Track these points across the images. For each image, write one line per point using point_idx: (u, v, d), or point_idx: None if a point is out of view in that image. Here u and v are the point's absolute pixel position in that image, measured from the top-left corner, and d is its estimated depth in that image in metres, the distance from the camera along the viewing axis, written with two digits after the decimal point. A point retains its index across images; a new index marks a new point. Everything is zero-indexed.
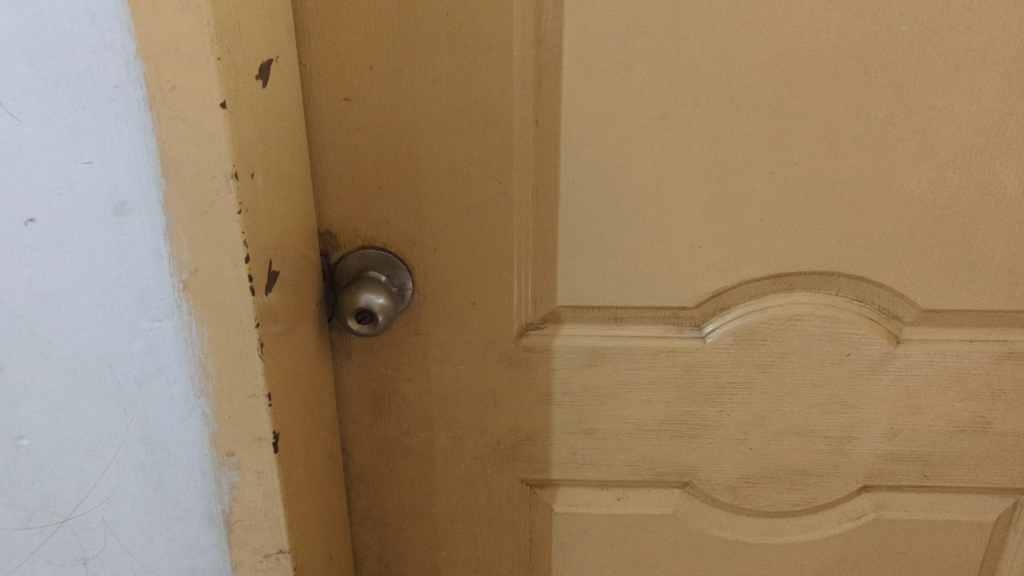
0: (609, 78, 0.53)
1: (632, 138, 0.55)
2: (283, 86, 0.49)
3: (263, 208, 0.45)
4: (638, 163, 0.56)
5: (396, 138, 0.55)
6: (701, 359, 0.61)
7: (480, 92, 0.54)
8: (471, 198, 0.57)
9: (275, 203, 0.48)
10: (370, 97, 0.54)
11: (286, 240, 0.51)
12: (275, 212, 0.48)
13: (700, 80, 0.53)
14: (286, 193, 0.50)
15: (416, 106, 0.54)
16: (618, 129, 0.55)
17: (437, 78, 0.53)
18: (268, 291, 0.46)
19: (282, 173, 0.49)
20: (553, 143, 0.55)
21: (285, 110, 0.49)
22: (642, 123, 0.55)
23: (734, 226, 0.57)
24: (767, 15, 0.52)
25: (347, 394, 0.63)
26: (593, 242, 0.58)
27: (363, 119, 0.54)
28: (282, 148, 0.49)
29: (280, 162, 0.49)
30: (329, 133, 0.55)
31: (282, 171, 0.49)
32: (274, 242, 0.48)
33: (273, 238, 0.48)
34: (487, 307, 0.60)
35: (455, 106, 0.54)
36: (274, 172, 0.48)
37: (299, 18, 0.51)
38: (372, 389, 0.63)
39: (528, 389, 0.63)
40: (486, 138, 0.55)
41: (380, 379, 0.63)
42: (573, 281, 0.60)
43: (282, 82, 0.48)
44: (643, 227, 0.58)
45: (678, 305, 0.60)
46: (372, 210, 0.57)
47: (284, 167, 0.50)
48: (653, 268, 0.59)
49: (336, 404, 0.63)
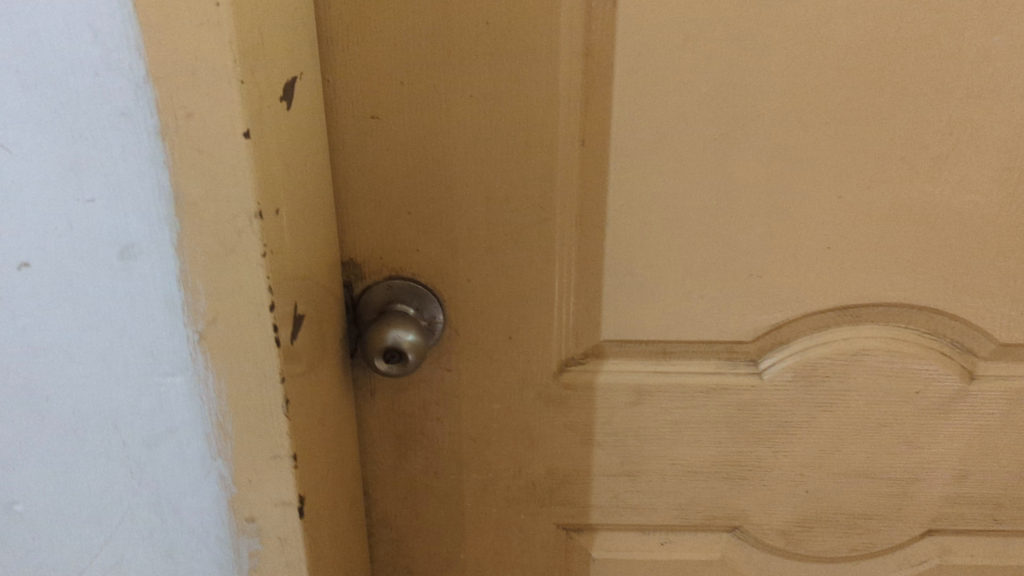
0: (665, 95, 0.48)
1: (688, 160, 0.50)
2: (306, 106, 0.43)
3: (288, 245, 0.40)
4: (694, 186, 0.51)
5: (428, 159, 0.50)
6: (757, 397, 0.56)
7: (521, 110, 0.48)
8: (508, 225, 0.52)
9: (298, 237, 0.43)
10: (401, 115, 0.49)
11: (309, 276, 0.46)
12: (298, 248, 0.43)
13: (766, 96, 0.48)
14: (309, 225, 0.45)
15: (451, 125, 0.49)
16: (673, 149, 0.50)
17: (475, 94, 0.48)
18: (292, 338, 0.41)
19: (305, 202, 0.44)
20: (601, 165, 0.50)
21: (309, 132, 0.44)
22: (700, 144, 0.50)
23: (797, 254, 0.52)
24: (841, 26, 0.47)
25: (370, 434, 0.58)
26: (642, 272, 0.53)
27: (391, 139, 0.49)
28: (306, 174, 0.44)
29: (303, 191, 0.44)
30: (354, 154, 0.50)
31: (306, 201, 0.44)
32: (297, 282, 0.43)
33: (297, 277, 0.43)
34: (525, 342, 0.55)
35: (493, 126, 0.49)
36: (298, 202, 0.42)
37: (323, 28, 0.46)
38: (397, 429, 0.58)
39: (567, 429, 0.58)
40: (528, 160, 0.50)
41: (407, 418, 0.58)
42: (618, 313, 0.55)
43: (305, 102, 0.43)
44: (697, 256, 0.53)
45: (732, 338, 0.55)
46: (401, 238, 0.52)
47: (308, 196, 0.45)
48: (707, 299, 0.54)
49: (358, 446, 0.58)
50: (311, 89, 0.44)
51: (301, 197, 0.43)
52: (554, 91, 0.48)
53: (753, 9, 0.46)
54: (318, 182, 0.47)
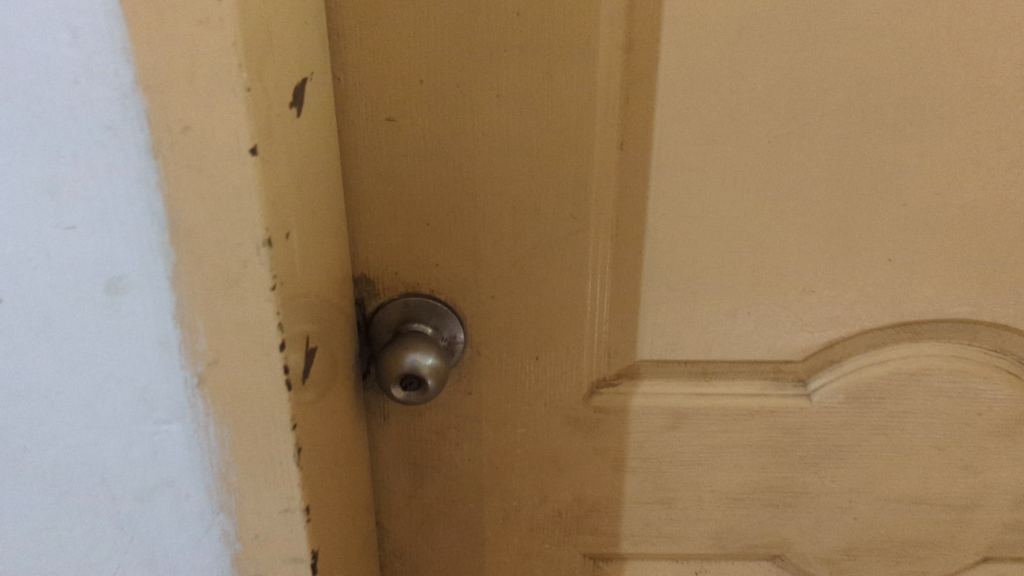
0: (714, 93, 0.43)
1: (738, 165, 0.45)
2: (314, 110, 0.38)
3: (297, 272, 0.35)
4: (743, 193, 0.46)
5: (450, 165, 0.45)
6: (804, 420, 0.52)
7: (554, 111, 0.43)
8: (537, 237, 0.47)
9: (308, 260, 0.38)
10: (419, 117, 0.44)
11: (319, 300, 0.41)
12: (308, 273, 0.38)
13: (826, 95, 0.43)
14: (319, 242, 0.40)
15: (475, 128, 0.44)
16: (722, 153, 0.45)
17: (502, 93, 0.43)
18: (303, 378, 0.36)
19: (316, 218, 0.39)
20: (641, 171, 0.46)
21: (318, 139, 0.39)
22: (752, 147, 0.45)
23: (854, 267, 0.48)
24: (914, 17, 0.42)
25: (383, 461, 0.53)
26: (684, 286, 0.49)
27: (409, 143, 0.44)
28: (315, 187, 0.39)
29: (313, 206, 0.39)
30: (367, 160, 0.45)
31: (316, 217, 0.39)
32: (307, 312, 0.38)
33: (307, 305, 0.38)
34: (553, 363, 0.50)
35: (522, 129, 0.44)
36: (308, 220, 0.38)
37: (333, 21, 0.41)
38: (413, 455, 0.53)
39: (597, 454, 0.53)
40: (559, 166, 0.45)
41: (423, 444, 0.53)
42: (656, 331, 0.50)
43: (313, 106, 0.38)
44: (745, 269, 0.48)
45: (780, 357, 0.50)
46: (418, 251, 0.47)
47: (318, 210, 0.40)
48: (754, 316, 0.49)
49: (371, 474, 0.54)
50: (319, 90, 0.39)
51: (310, 214, 0.38)
52: (590, 90, 0.43)
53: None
54: (328, 194, 0.42)
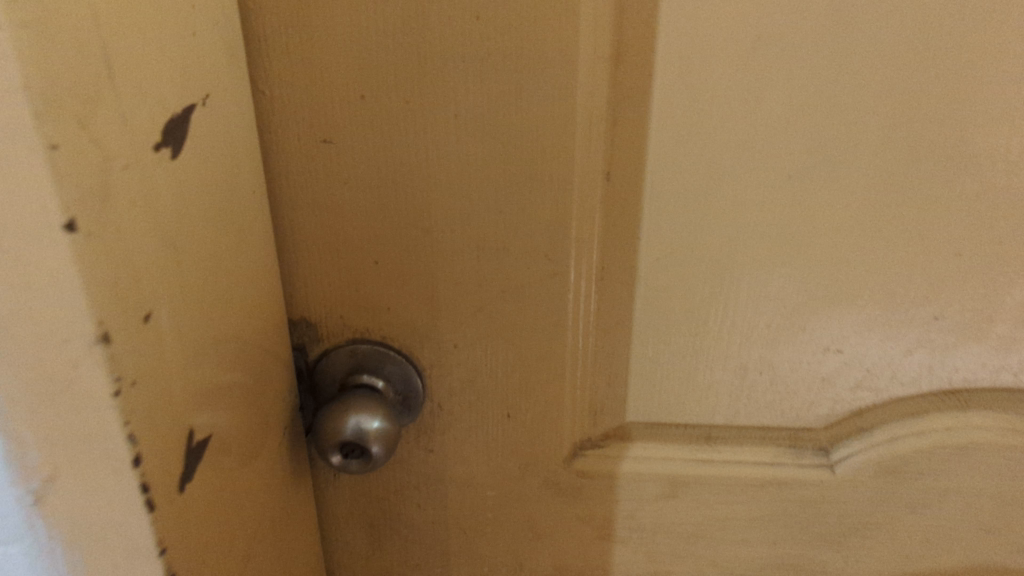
0: (723, 117, 0.35)
1: (752, 202, 0.37)
2: (213, 140, 0.31)
3: (174, 354, 0.28)
4: (757, 236, 0.38)
5: (400, 196, 0.37)
6: (825, 495, 0.44)
7: (525, 136, 0.35)
8: (507, 282, 0.39)
9: (198, 331, 0.30)
10: (362, 140, 0.36)
11: (229, 367, 0.34)
12: (198, 348, 0.31)
13: (863, 122, 0.35)
14: (227, 298, 0.33)
15: (428, 153, 0.36)
16: (732, 188, 0.37)
17: (461, 114, 0.35)
18: (182, 488, 0.29)
19: (218, 271, 0.32)
20: (630, 205, 0.38)
21: (222, 172, 0.32)
22: (769, 182, 0.37)
23: (891, 325, 0.40)
24: (981, 28, 0.33)
25: (334, 521, 0.46)
26: (683, 342, 0.41)
27: (350, 169, 0.37)
28: (218, 235, 0.32)
29: (212, 259, 0.31)
30: (300, 188, 0.37)
31: (219, 269, 0.32)
32: (198, 394, 0.31)
33: (197, 385, 0.31)
34: (528, 423, 0.43)
35: (486, 157, 0.36)
36: (198, 282, 0.30)
37: (250, 22, 0.33)
38: (368, 515, 0.46)
39: (581, 522, 0.46)
40: (533, 200, 0.37)
41: (379, 504, 0.46)
42: (648, 390, 0.42)
43: (211, 136, 0.30)
44: (758, 323, 0.40)
45: (797, 422, 0.43)
46: (367, 293, 0.40)
47: (223, 260, 0.32)
48: (767, 377, 0.41)
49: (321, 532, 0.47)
50: (224, 113, 0.32)
51: (206, 271, 0.31)
52: (570, 111, 0.35)
53: (859, 2, 0.32)
54: (245, 234, 0.34)
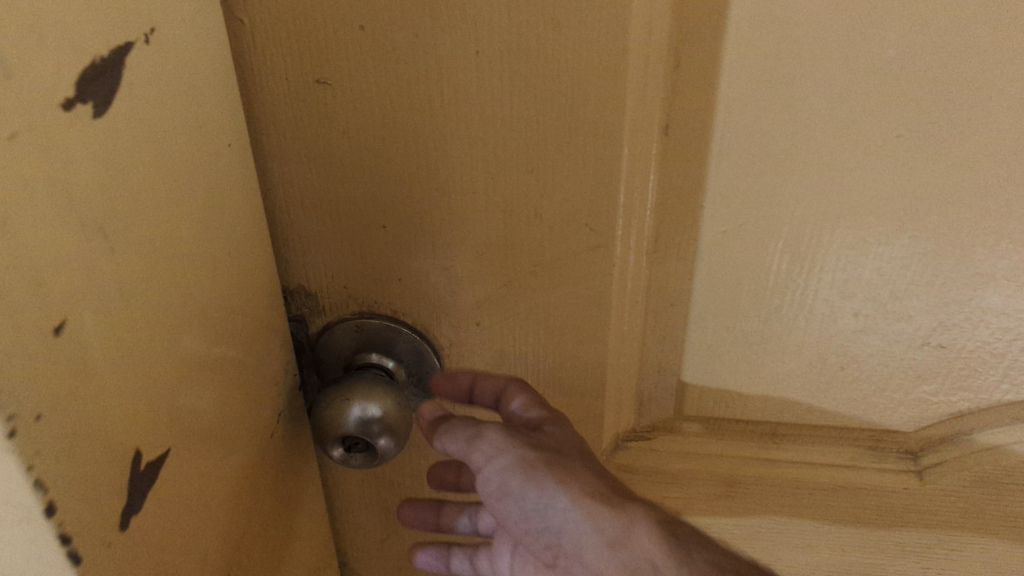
0: (817, 61, 0.28)
1: (847, 168, 0.30)
2: (167, 84, 0.24)
3: (120, 361, 0.23)
4: (848, 209, 0.31)
5: (412, 149, 0.31)
6: (908, 502, 0.38)
7: (563, 79, 0.28)
8: (539, 253, 0.33)
9: (160, 324, 0.25)
10: (363, 81, 0.29)
11: (207, 357, 0.28)
12: (161, 344, 0.25)
13: (999, 68, 0.27)
14: (201, 276, 0.27)
15: (444, 99, 0.29)
16: (822, 150, 0.30)
17: (483, 52, 0.28)
18: (127, 523, 0.23)
19: (186, 247, 0.26)
20: (693, 165, 0.31)
21: (185, 124, 0.26)
22: (870, 145, 0.29)
23: (1009, 318, 0.32)
24: None
25: (345, 505, 0.42)
26: (748, 328, 0.34)
27: (350, 117, 0.30)
28: (182, 203, 0.26)
29: (175, 233, 0.25)
30: (290, 137, 0.31)
31: (188, 243, 0.26)
32: (162, 400, 0.25)
33: (162, 388, 0.25)
34: (563, 414, 0.37)
35: (515, 104, 0.29)
36: (156, 266, 0.24)
37: None
38: (383, 500, 0.41)
39: None
40: (571, 157, 0.30)
41: (395, 489, 0.41)
42: (705, 379, 0.36)
43: (165, 81, 0.24)
44: (840, 311, 0.33)
45: (880, 424, 0.36)
46: (374, 260, 0.34)
47: (191, 232, 0.27)
48: (849, 373, 0.35)
49: (331, 514, 0.42)
50: (185, 50, 0.25)
51: (168, 248, 0.25)
52: (620, 50, 0.28)
53: None
54: (221, 197, 0.29)
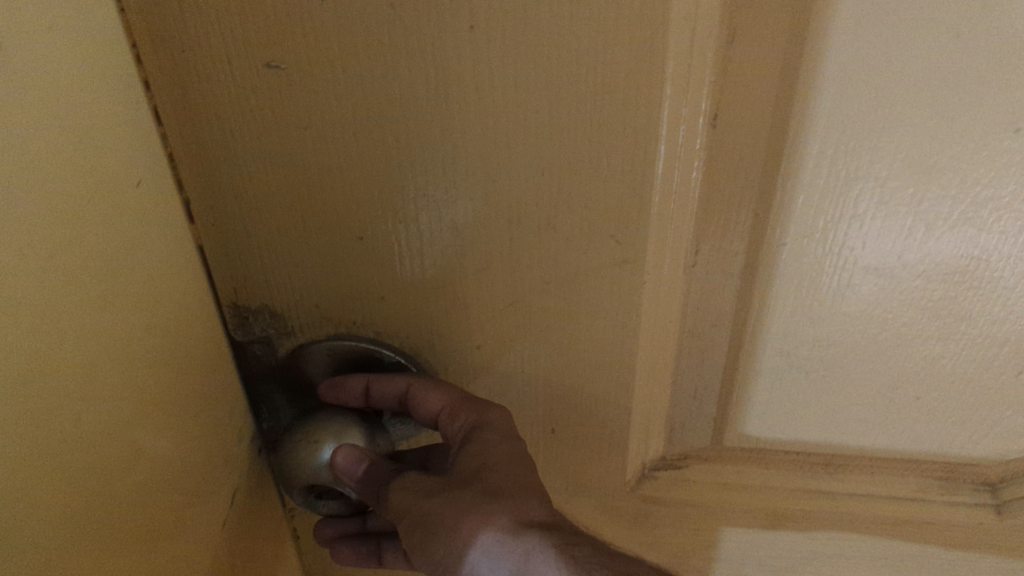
0: (914, 28, 0.21)
1: (942, 164, 0.24)
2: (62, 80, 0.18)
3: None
4: (940, 212, 0.25)
5: (394, 149, 0.24)
6: (979, 537, 0.33)
7: (582, 57, 0.22)
8: (552, 268, 0.27)
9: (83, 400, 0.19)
10: (329, 65, 0.22)
11: (160, 417, 0.23)
12: (87, 423, 0.19)
13: None
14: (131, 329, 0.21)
15: (435, 85, 0.23)
16: (912, 141, 0.23)
17: (483, 25, 0.21)
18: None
19: (110, 290, 0.20)
20: (746, 164, 0.25)
21: (89, 140, 0.19)
22: (977, 137, 0.23)
23: None
24: None
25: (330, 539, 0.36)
26: (807, 347, 0.28)
27: (314, 109, 0.23)
28: (99, 240, 0.20)
29: (95, 276, 0.20)
30: (235, 135, 0.24)
31: (116, 283, 0.20)
32: (98, 485, 0.20)
33: (94, 480, 0.20)
34: (581, 446, 0.31)
35: (524, 93, 0.23)
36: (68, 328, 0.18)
37: None
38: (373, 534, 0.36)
39: (647, 548, 0.36)
40: (594, 158, 0.24)
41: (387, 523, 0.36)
42: (771, 426, 0.31)
43: (56, 77, 0.18)
44: (920, 328, 0.27)
45: (956, 451, 0.31)
46: (351, 277, 0.28)
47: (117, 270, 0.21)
48: (923, 401, 0.29)
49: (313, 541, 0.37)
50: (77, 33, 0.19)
51: (82, 300, 0.19)
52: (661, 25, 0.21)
53: None
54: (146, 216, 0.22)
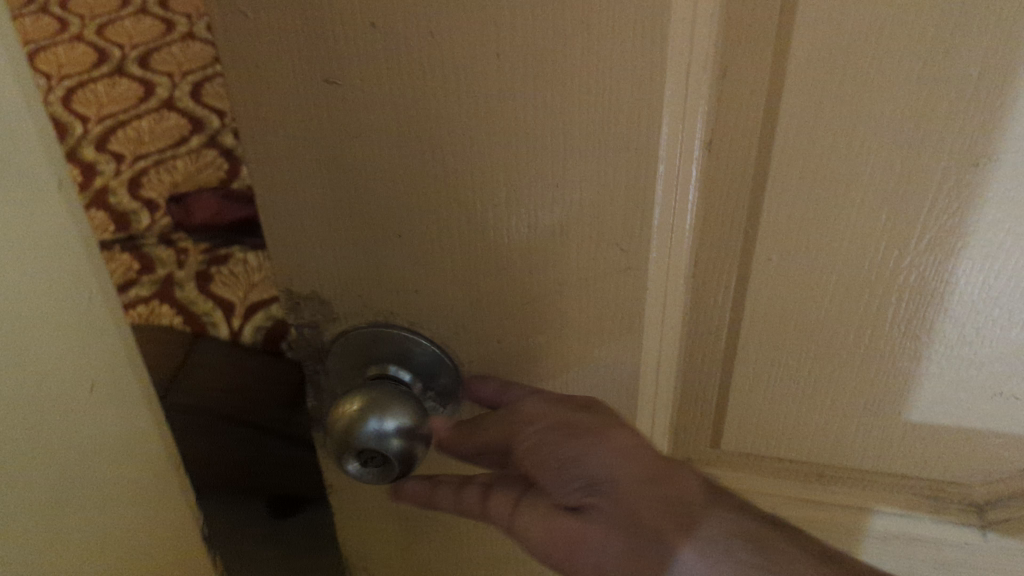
0: (860, 61, 0.26)
1: (892, 180, 0.28)
2: None
3: None
4: (910, 212, 0.29)
5: (431, 159, 0.28)
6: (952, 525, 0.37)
7: (589, 87, 0.25)
8: (564, 272, 0.30)
9: (5, 447, 0.22)
10: (375, 84, 0.26)
11: None
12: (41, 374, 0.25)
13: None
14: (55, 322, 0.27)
15: (465, 104, 0.26)
16: (873, 160, 0.28)
17: (504, 53, 0.25)
18: None
19: None
20: (736, 177, 0.29)
21: None
22: (915, 165, 0.28)
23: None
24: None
25: (363, 513, 0.40)
26: (800, 339, 0.32)
27: (362, 121, 0.27)
28: None
29: (16, 322, 0.21)
30: (293, 140, 0.28)
31: None
32: None
33: None
34: None
35: (538, 117, 0.26)
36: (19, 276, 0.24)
37: None
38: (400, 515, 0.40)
39: None
40: (602, 177, 0.27)
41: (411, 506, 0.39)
42: (929, 416, 0.34)
43: None
44: (901, 321, 0.31)
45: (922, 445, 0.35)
46: (390, 272, 0.31)
47: (62, 308, 0.23)
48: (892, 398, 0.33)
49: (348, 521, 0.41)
50: None
51: None
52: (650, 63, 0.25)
53: None
54: (90, 280, 0.24)
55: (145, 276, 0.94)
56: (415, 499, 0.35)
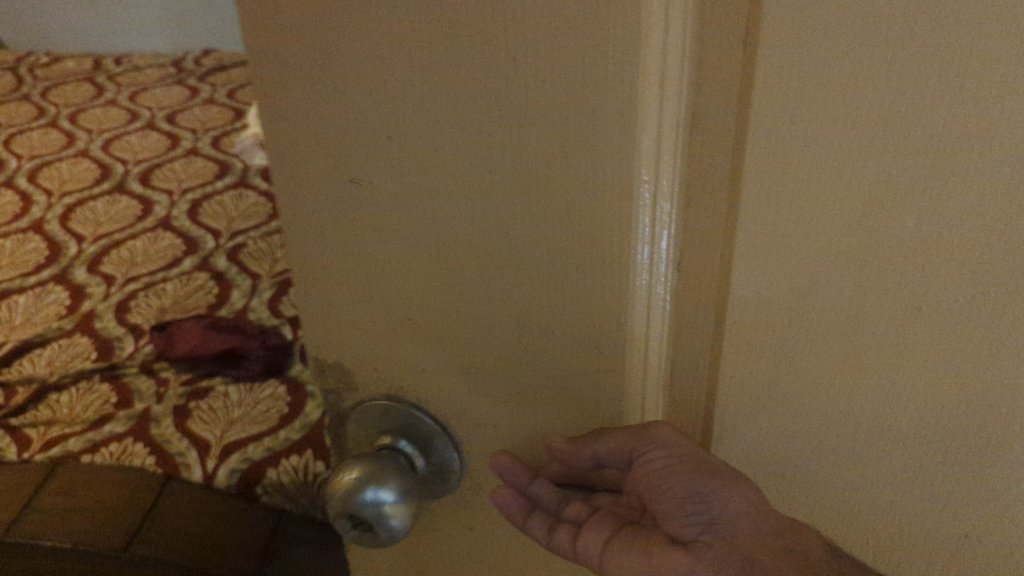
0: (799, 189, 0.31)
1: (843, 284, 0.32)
2: None
3: None
4: (872, 314, 0.33)
5: (436, 252, 0.33)
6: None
7: (562, 208, 0.30)
8: (545, 367, 0.34)
9: None
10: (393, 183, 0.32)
11: None
12: None
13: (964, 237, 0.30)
14: None
15: (461, 209, 0.31)
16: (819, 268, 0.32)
17: (493, 173, 0.30)
18: None
19: None
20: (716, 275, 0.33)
21: None
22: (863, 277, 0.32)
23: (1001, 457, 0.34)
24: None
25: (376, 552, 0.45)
26: (782, 420, 0.37)
27: (382, 213, 0.33)
28: None
29: None
30: (329, 222, 0.34)
31: None
32: None
33: None
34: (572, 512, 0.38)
35: (520, 229, 0.31)
36: None
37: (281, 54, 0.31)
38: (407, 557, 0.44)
39: None
40: (576, 287, 0.31)
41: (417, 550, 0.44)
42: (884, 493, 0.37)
43: None
44: (867, 404, 0.35)
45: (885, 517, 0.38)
46: (400, 349, 0.36)
47: None
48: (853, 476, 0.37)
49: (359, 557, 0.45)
50: None
51: None
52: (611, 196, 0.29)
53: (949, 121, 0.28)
54: None
55: (122, 409, 1.05)
56: (509, 515, 0.37)
